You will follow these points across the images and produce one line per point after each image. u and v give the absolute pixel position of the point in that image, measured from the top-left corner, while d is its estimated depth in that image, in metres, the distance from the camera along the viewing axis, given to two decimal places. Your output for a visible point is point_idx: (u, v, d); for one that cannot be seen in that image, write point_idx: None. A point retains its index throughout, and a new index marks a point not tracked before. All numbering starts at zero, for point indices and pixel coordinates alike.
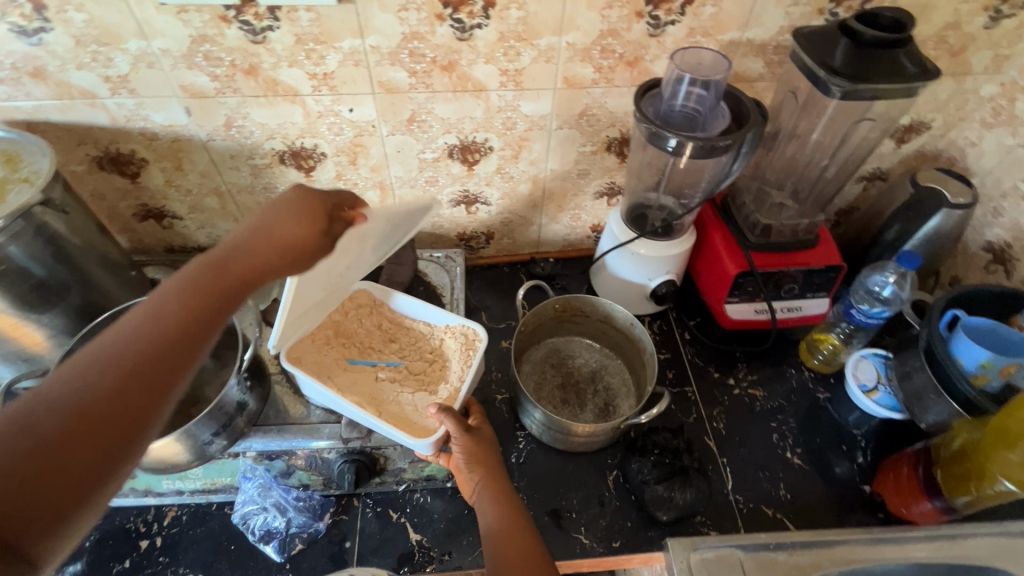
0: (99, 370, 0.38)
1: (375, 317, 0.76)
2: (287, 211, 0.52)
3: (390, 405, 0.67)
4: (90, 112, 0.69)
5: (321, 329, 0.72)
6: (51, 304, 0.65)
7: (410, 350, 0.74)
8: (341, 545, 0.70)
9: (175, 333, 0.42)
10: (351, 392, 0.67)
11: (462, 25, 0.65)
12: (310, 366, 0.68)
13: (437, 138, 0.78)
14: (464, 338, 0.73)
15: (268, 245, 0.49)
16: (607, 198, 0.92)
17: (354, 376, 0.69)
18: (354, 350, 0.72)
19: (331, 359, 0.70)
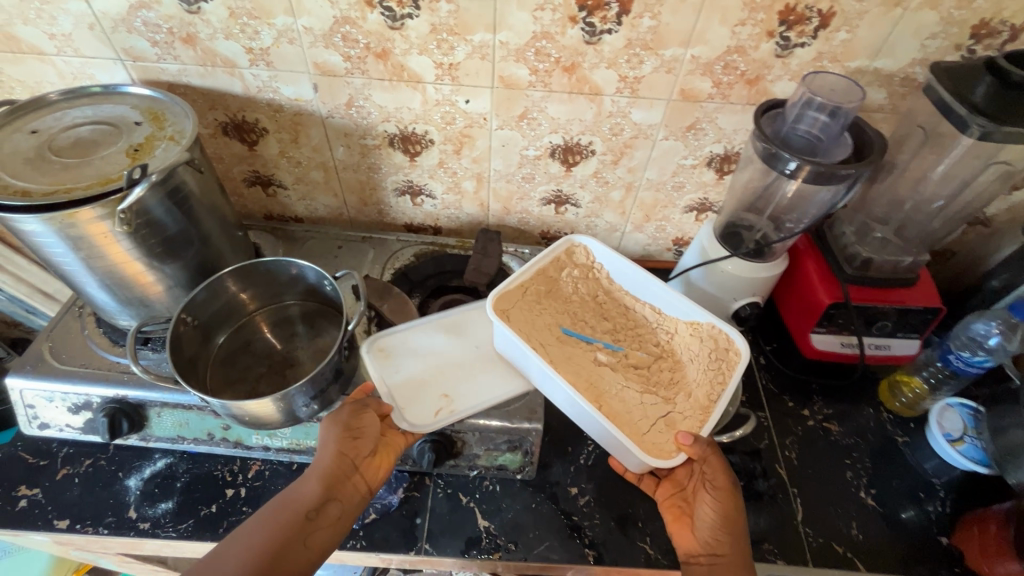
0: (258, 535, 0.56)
1: (588, 285, 0.79)
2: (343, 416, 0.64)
3: (611, 385, 0.69)
4: (227, 80, 0.73)
5: (535, 288, 0.76)
6: (175, 256, 0.70)
7: (624, 333, 0.76)
8: (412, 521, 0.72)
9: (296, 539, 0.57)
10: (565, 366, 0.70)
11: (593, 29, 0.66)
12: (520, 330, 0.71)
13: (543, 136, 0.79)
14: (698, 341, 0.71)
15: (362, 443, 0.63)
16: (698, 213, 0.92)
17: (570, 351, 0.72)
18: (566, 318, 0.76)
19: (547, 327, 0.73)
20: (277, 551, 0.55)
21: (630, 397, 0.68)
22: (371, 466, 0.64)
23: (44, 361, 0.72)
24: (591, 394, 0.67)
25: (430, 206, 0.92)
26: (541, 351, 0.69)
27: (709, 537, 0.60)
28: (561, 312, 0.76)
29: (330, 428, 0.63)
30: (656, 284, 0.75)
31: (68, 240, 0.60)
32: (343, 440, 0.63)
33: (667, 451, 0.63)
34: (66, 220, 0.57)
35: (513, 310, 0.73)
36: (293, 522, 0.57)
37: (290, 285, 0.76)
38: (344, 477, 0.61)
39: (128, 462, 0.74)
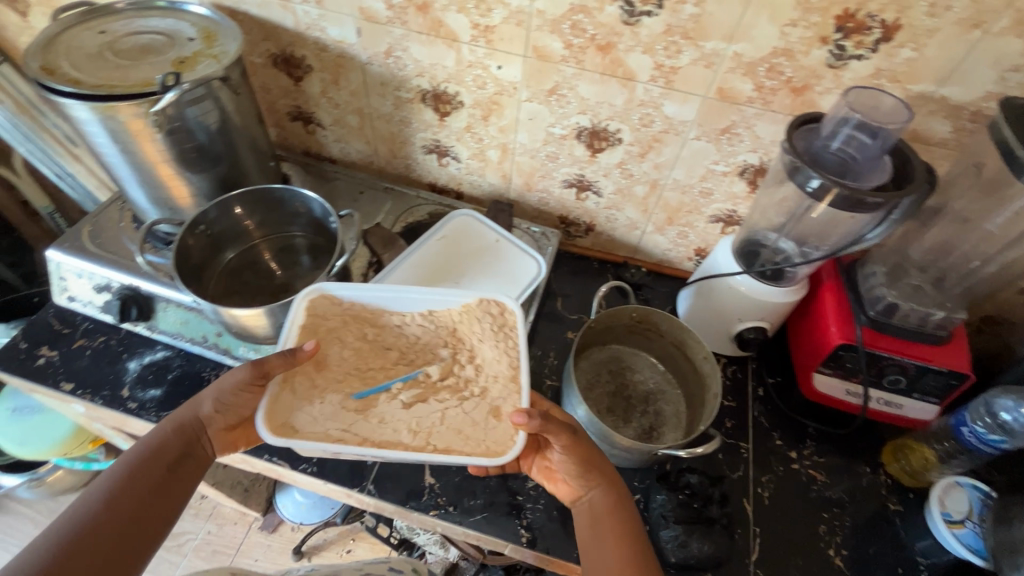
0: (114, 480, 0.54)
1: (352, 321, 0.67)
2: (247, 375, 0.58)
3: (441, 434, 0.60)
4: (281, 13, 0.77)
5: (297, 383, 0.61)
6: (203, 168, 0.75)
7: (413, 353, 0.67)
8: (364, 460, 0.74)
9: (163, 496, 0.55)
10: (381, 435, 0.59)
11: (632, 9, 0.64)
12: (313, 435, 0.58)
13: (571, 115, 0.78)
14: (478, 317, 0.68)
15: (228, 416, 0.60)
16: (723, 225, 0.87)
17: (378, 408, 0.62)
18: (345, 384, 0.63)
19: (343, 411, 0.61)
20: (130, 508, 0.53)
21: (453, 437, 0.60)
22: (229, 437, 0.61)
23: (81, 242, 0.80)
24: (422, 448, 0.58)
25: (454, 169, 0.93)
26: (351, 442, 0.58)
27: (582, 488, 0.61)
28: (336, 378, 0.63)
29: (230, 380, 0.59)
30: (410, 287, 0.69)
31: (109, 132, 0.66)
32: (213, 409, 0.59)
33: (511, 439, 0.59)
34: (107, 113, 0.63)
35: (282, 407, 0.59)
36: (151, 473, 0.56)
37: (300, 216, 0.80)
38: (200, 435, 0.60)
39: (133, 346, 0.81)
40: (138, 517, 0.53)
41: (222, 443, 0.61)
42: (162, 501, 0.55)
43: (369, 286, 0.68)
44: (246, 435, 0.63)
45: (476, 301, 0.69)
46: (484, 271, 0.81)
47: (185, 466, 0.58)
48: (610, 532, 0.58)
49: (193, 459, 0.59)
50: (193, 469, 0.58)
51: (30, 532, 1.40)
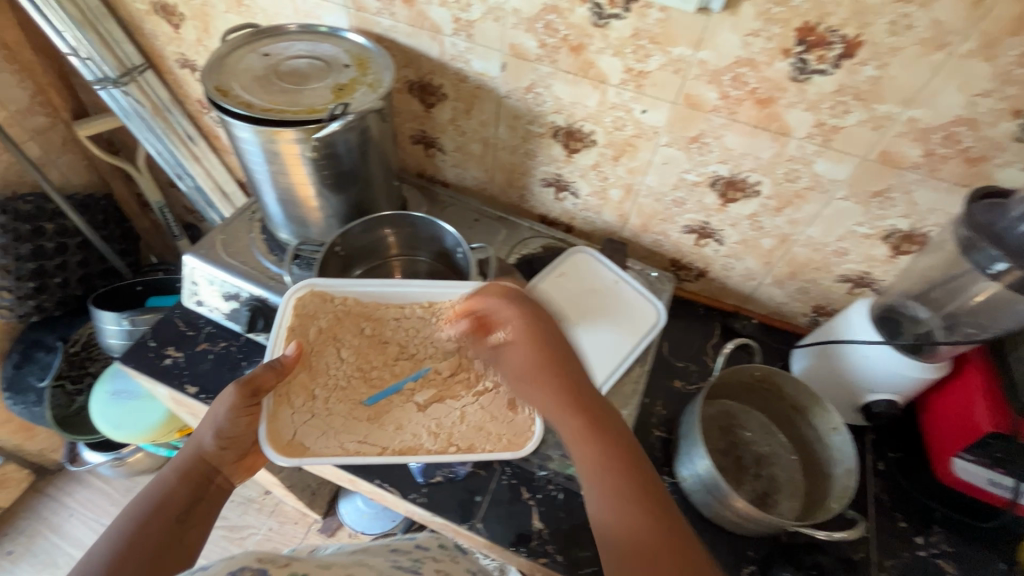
0: (129, 530, 0.56)
1: (346, 319, 0.76)
2: (237, 398, 0.66)
3: (462, 434, 0.71)
4: (428, 43, 0.78)
5: (293, 397, 0.71)
6: (342, 189, 0.77)
7: (411, 346, 0.77)
8: (472, 496, 0.73)
9: (188, 523, 0.60)
10: (399, 441, 0.70)
11: (805, 66, 0.62)
12: (325, 450, 0.68)
13: (709, 164, 0.76)
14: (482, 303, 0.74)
15: (233, 448, 0.67)
16: (852, 285, 0.83)
17: (387, 407, 0.73)
18: (345, 390, 0.73)
19: (353, 417, 0.71)
20: (154, 543, 0.56)
21: (474, 434, 0.70)
22: (235, 465, 0.68)
23: (216, 249, 0.83)
24: (445, 450, 0.69)
25: (570, 204, 0.92)
26: (368, 450, 0.69)
27: (585, 437, 0.59)
28: (342, 382, 0.74)
29: (223, 410, 0.66)
30: (408, 284, 0.77)
31: (266, 152, 0.69)
32: (215, 442, 0.65)
33: (528, 432, 0.71)
34: (270, 136, 0.65)
35: (284, 422, 0.69)
36: (165, 520, 0.58)
37: (427, 244, 0.81)
38: (210, 472, 0.65)
39: (252, 354, 0.83)
40: (167, 541, 0.57)
41: (229, 471, 0.68)
42: (189, 530, 0.59)
43: (339, 280, 0.76)
44: (256, 463, 0.70)
45: (472, 293, 0.75)
46: (603, 312, 0.79)
47: (200, 505, 0.62)
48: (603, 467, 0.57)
49: (203, 501, 0.63)
50: (207, 505, 0.63)
51: (107, 508, 1.46)
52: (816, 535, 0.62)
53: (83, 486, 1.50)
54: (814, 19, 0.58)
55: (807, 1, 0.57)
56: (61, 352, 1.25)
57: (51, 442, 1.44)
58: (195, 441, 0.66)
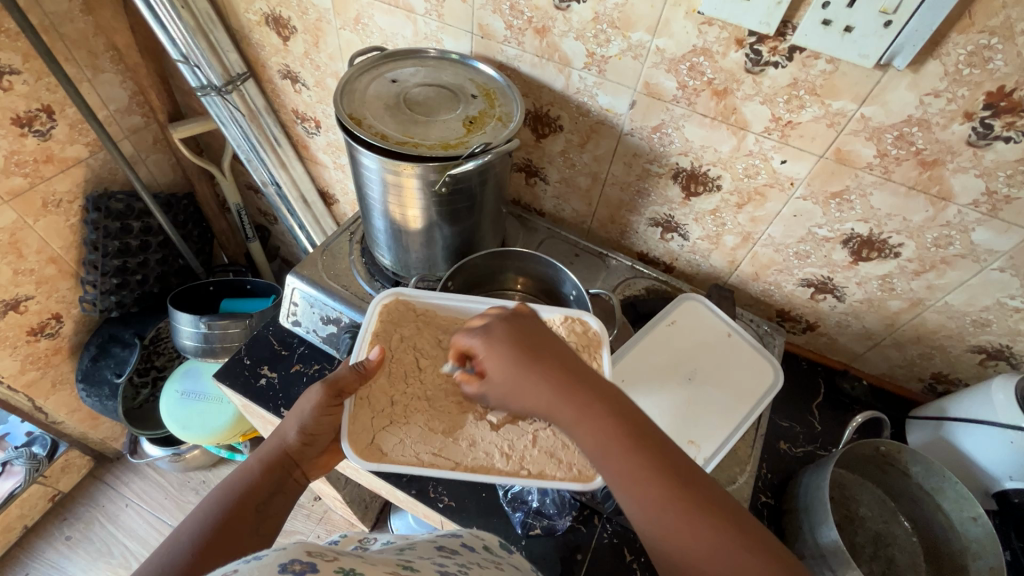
0: (208, 521, 0.50)
1: (426, 331, 0.65)
2: (322, 397, 0.56)
3: (534, 458, 0.59)
4: (554, 75, 0.75)
5: (373, 402, 0.60)
6: (456, 222, 0.74)
7: None
8: (573, 554, 0.70)
9: (262, 515, 0.53)
10: (472, 459, 0.58)
11: (987, 131, 0.57)
12: (402, 459, 0.58)
13: (847, 221, 0.71)
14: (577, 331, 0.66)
15: (317, 443, 0.58)
16: (985, 357, 0.77)
17: (461, 424, 0.61)
18: (424, 402, 0.61)
19: (428, 432, 0.60)
20: (229, 539, 0.49)
21: (546, 461, 0.58)
22: (316, 460, 0.59)
23: (318, 271, 0.83)
24: (516, 471, 0.58)
25: (675, 245, 0.88)
26: (442, 466, 0.58)
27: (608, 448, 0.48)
28: (418, 393, 0.61)
29: (308, 408, 0.56)
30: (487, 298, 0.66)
31: (387, 184, 0.67)
32: (298, 437, 0.57)
33: None
34: (394, 170, 0.64)
35: (361, 428, 0.58)
36: (241, 514, 0.51)
37: (532, 281, 0.80)
38: (291, 465, 0.57)
39: None
40: (236, 534, 0.50)
41: (308, 466, 0.59)
42: (260, 524, 0.52)
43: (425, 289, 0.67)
44: (335, 458, 0.62)
45: (562, 319, 0.66)
46: (716, 367, 0.75)
47: (275, 500, 0.54)
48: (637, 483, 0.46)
49: (280, 496, 0.55)
50: (282, 500, 0.55)
51: (160, 501, 1.47)
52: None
53: (139, 477, 1.51)
54: (1012, 84, 0.53)
55: (1008, 66, 0.52)
56: (137, 348, 1.25)
57: (113, 432, 1.46)
58: (279, 431, 0.58)
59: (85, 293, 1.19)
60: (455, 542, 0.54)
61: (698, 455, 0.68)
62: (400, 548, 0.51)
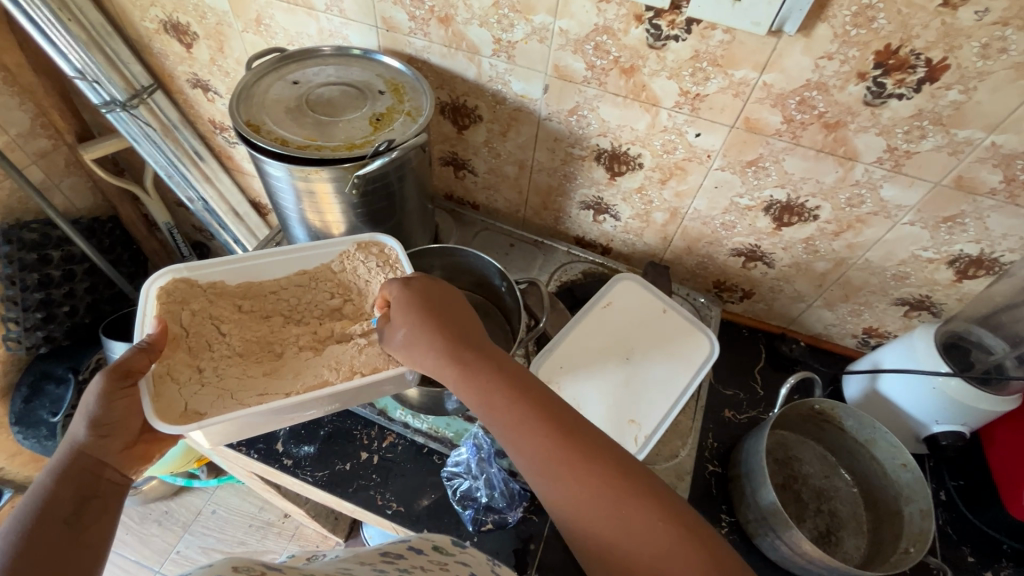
0: (3, 551, 0.42)
1: (215, 301, 0.63)
2: (108, 385, 0.52)
3: (364, 362, 0.60)
4: (464, 64, 0.74)
5: (177, 372, 0.57)
6: (378, 223, 0.72)
7: (300, 312, 0.65)
8: (526, 544, 0.70)
9: (83, 525, 0.46)
10: (301, 385, 0.58)
11: (880, 90, 0.58)
12: (227, 410, 0.56)
13: (766, 188, 0.72)
14: (372, 252, 0.68)
15: (119, 434, 0.53)
16: (908, 308, 0.80)
17: (281, 363, 0.61)
18: (235, 358, 0.60)
19: (248, 375, 0.59)
20: (42, 560, 0.43)
21: (376, 360, 0.60)
22: (128, 454, 0.54)
23: None
24: (351, 379, 0.58)
25: (609, 226, 0.88)
26: (273, 398, 0.57)
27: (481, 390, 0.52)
28: (227, 353, 0.60)
29: (91, 400, 0.51)
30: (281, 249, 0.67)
31: (297, 189, 0.64)
32: (95, 433, 0.51)
33: None
34: (302, 175, 0.61)
35: (168, 396, 0.55)
36: (47, 531, 0.44)
37: (463, 275, 0.79)
38: (97, 466, 0.51)
39: None
40: (50, 554, 0.43)
41: (120, 463, 0.53)
42: (86, 531, 0.46)
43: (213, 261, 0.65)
44: (153, 447, 0.56)
45: (355, 247, 0.68)
46: (654, 344, 0.76)
47: (93, 504, 0.48)
48: (521, 432, 0.49)
49: (95, 499, 0.49)
50: (103, 503, 0.49)
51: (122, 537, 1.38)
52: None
53: None
54: (897, 42, 0.54)
55: (891, 25, 0.53)
56: (71, 384, 1.17)
57: None
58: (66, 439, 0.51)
59: (8, 330, 1.11)
60: (402, 546, 0.51)
61: (640, 434, 0.68)
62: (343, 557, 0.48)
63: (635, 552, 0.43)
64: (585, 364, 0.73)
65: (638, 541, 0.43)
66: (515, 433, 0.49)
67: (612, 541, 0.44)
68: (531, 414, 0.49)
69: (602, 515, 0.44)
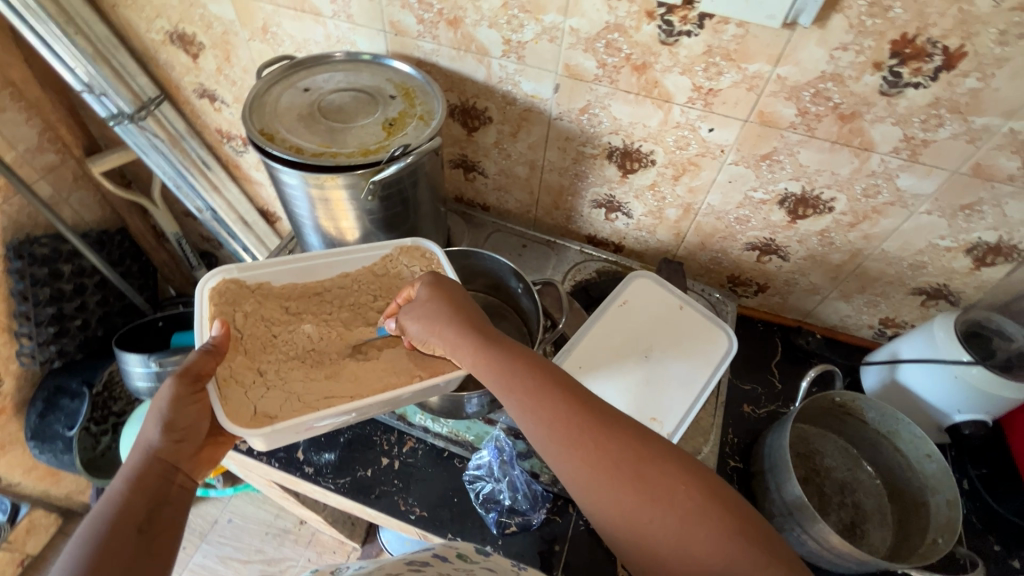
0: (81, 554, 0.41)
1: (265, 303, 0.64)
2: (180, 390, 0.52)
3: (425, 363, 0.61)
4: (474, 66, 0.73)
5: (241, 377, 0.57)
6: (393, 228, 0.72)
7: (345, 314, 0.65)
8: (550, 546, 0.70)
9: (155, 531, 0.45)
10: (366, 387, 0.58)
11: (897, 79, 0.57)
12: (292, 414, 0.56)
13: (780, 181, 0.72)
14: (415, 256, 0.68)
15: (190, 439, 0.53)
16: (925, 297, 0.79)
17: (340, 365, 0.60)
18: (294, 361, 0.60)
19: (310, 378, 0.59)
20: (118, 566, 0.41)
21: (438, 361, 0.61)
22: (197, 460, 0.53)
23: None
24: (413, 380, 0.59)
25: (621, 224, 0.88)
26: (338, 400, 0.57)
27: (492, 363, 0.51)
28: (284, 355, 0.60)
29: (163, 403, 0.52)
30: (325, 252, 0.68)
31: (311, 197, 0.64)
32: (169, 437, 0.51)
33: None
34: (317, 182, 0.61)
35: (236, 400, 0.55)
36: (123, 536, 0.43)
37: (479, 278, 0.80)
38: (170, 470, 0.50)
39: None
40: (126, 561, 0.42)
41: (190, 468, 0.52)
42: (158, 539, 0.45)
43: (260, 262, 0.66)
44: (216, 455, 0.56)
45: (399, 251, 0.69)
46: (673, 341, 0.75)
47: (166, 510, 0.47)
48: (534, 404, 0.48)
49: (169, 505, 0.47)
50: (176, 509, 0.48)
51: None
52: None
53: None
54: (913, 30, 0.53)
55: (907, 14, 0.52)
56: (87, 398, 1.19)
57: (78, 485, 1.39)
58: (138, 443, 0.51)
59: (21, 346, 1.11)
60: (427, 554, 0.52)
61: (662, 431, 0.68)
62: (370, 568, 0.49)
63: (648, 529, 0.42)
64: (606, 362, 0.73)
65: (662, 513, 0.41)
66: (526, 404, 0.48)
67: (623, 514, 0.43)
68: (545, 388, 0.48)
69: (613, 489, 0.43)
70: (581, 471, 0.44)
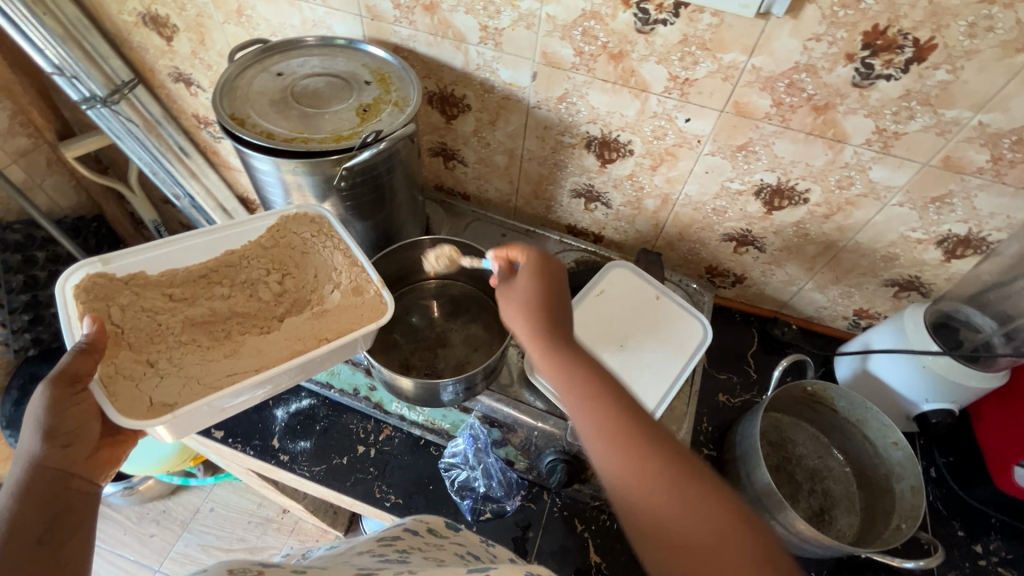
0: None
1: (139, 293, 0.59)
2: (56, 395, 0.48)
3: (326, 329, 0.60)
4: (451, 53, 0.73)
5: (128, 370, 0.53)
6: (369, 215, 0.72)
7: (235, 290, 0.63)
8: (524, 532, 0.71)
9: (58, 541, 0.44)
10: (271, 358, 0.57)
11: (869, 71, 0.58)
12: (194, 396, 0.54)
13: (756, 172, 0.72)
14: (303, 222, 0.66)
15: (79, 443, 0.50)
16: (898, 289, 0.80)
17: (238, 341, 0.59)
18: (188, 345, 0.58)
19: (207, 360, 0.57)
20: None
21: (336, 327, 0.60)
22: (92, 462, 0.51)
23: None
24: (315, 347, 0.58)
25: (600, 214, 0.88)
26: (241, 376, 0.56)
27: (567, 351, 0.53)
28: (175, 342, 0.57)
29: (38, 411, 0.48)
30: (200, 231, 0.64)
31: (283, 182, 0.63)
32: (56, 445, 0.48)
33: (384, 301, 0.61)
34: (290, 169, 0.60)
35: (126, 395, 0.52)
36: (19, 555, 0.42)
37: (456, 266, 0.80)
38: (64, 477, 0.48)
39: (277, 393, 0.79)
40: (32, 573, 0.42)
41: (86, 471, 0.50)
42: (66, 549, 0.44)
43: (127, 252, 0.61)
44: (116, 453, 0.54)
45: (285, 220, 0.66)
46: (648, 330, 0.76)
47: (66, 518, 0.46)
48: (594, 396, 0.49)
49: (70, 512, 0.47)
50: (78, 514, 0.47)
51: (119, 537, 1.35)
52: (896, 564, 0.60)
53: None
54: (885, 22, 0.54)
55: (879, 5, 0.53)
56: None
57: None
58: (18, 456, 0.48)
59: None
60: (397, 530, 0.53)
61: None
62: (339, 551, 0.49)
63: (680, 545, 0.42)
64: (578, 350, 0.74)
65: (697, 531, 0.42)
66: (587, 394, 0.49)
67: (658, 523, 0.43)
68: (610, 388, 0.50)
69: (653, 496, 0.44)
70: (626, 469, 0.45)
